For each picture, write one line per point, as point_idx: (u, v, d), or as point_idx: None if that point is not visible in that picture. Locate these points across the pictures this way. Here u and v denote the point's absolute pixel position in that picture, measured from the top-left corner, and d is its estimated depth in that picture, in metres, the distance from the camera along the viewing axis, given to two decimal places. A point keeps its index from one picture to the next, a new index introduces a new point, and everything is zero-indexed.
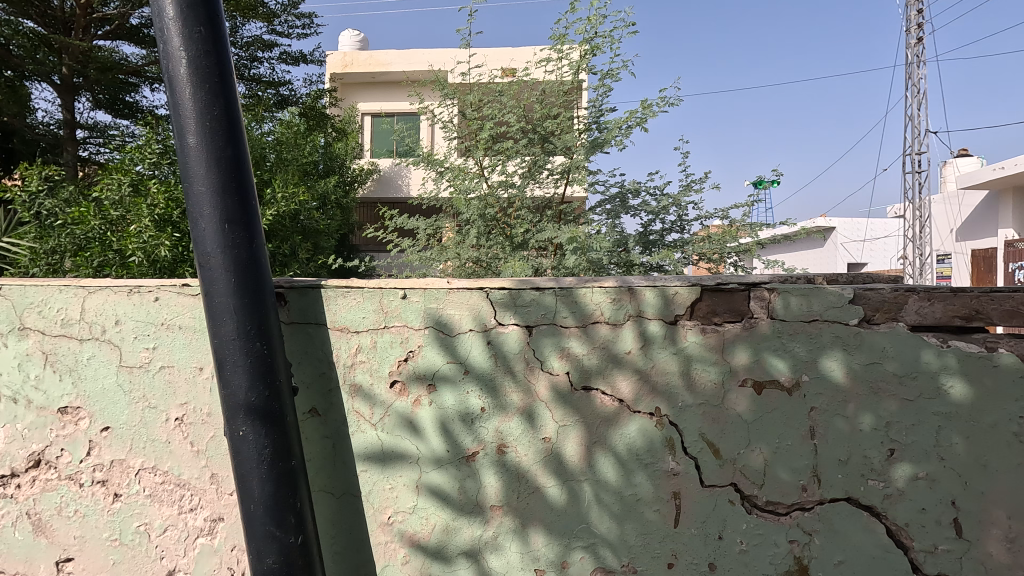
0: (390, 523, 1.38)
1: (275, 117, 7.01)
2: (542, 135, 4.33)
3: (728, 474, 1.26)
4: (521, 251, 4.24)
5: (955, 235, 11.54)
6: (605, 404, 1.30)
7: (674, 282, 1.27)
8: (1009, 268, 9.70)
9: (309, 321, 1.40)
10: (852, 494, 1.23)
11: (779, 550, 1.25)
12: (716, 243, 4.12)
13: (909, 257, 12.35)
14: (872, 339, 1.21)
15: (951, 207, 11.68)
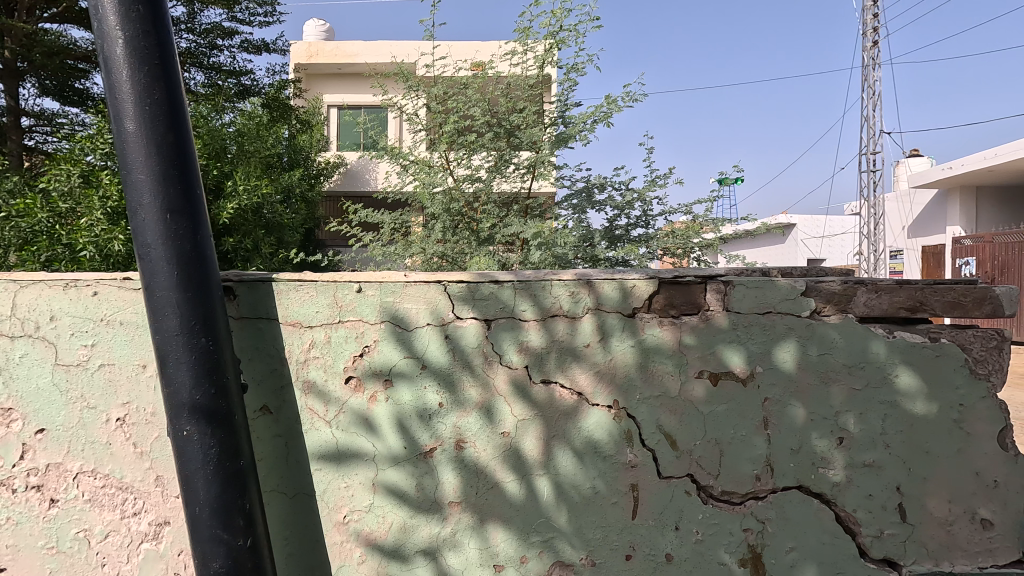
0: (345, 523, 1.34)
1: (236, 107, 6.78)
2: (508, 129, 4.31)
3: (685, 465, 1.27)
4: (488, 245, 4.25)
5: (906, 231, 12.06)
6: (563, 398, 1.29)
7: (633, 274, 1.28)
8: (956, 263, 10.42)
9: (260, 316, 1.35)
10: (803, 482, 1.25)
11: (734, 539, 1.26)
12: (681, 238, 4.19)
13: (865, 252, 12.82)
14: (823, 330, 1.24)
15: (903, 205, 12.18)
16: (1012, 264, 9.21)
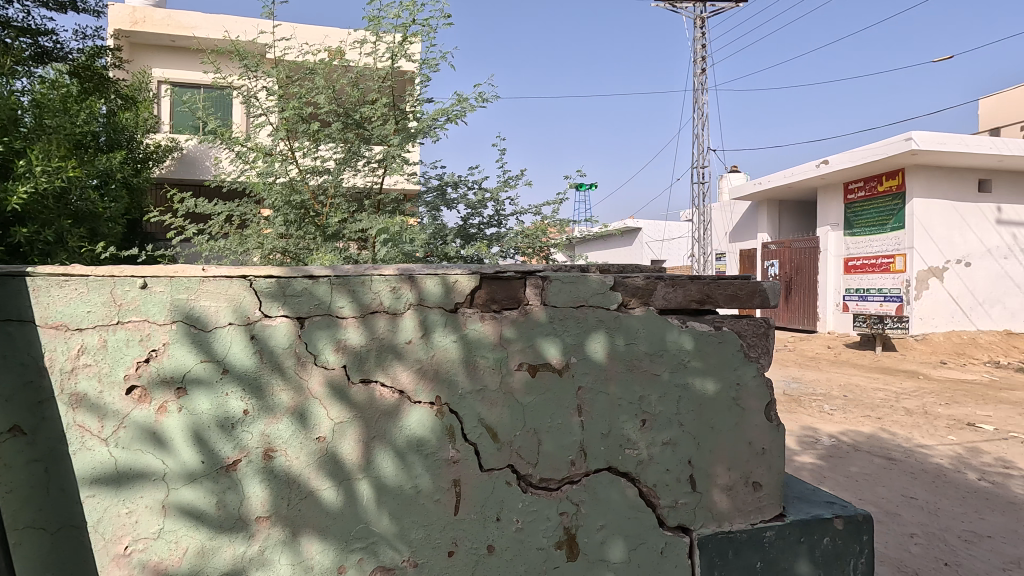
0: (127, 555, 1.16)
1: (32, 73, 5.67)
2: (357, 121, 4.15)
3: (505, 456, 1.30)
4: (334, 242, 3.95)
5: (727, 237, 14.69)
6: (384, 397, 1.25)
7: (455, 269, 1.28)
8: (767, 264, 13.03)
9: (10, 318, 1.12)
10: (612, 463, 1.35)
11: (551, 523, 1.32)
12: (532, 238, 4.36)
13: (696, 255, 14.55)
14: (628, 322, 1.34)
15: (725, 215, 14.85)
16: (804, 265, 12.25)
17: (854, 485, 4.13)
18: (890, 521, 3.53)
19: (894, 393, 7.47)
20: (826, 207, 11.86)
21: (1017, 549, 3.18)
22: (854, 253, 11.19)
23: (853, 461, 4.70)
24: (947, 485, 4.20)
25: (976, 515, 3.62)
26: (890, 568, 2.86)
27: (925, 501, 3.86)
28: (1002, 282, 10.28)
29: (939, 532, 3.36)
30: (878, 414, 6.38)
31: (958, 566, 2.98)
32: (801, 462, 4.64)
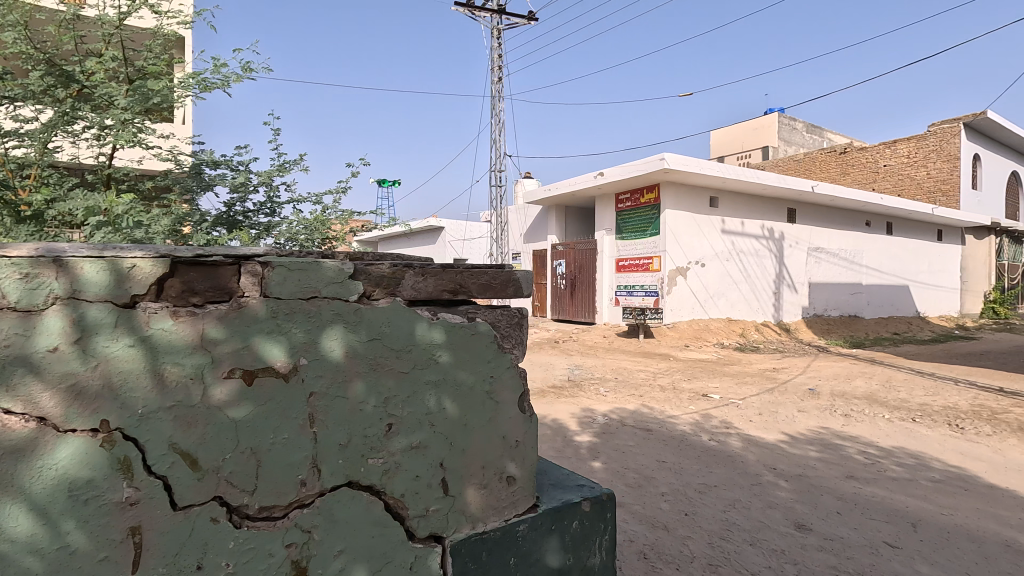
0: None
1: None
2: (67, 75, 3.33)
3: (210, 487, 1.03)
4: (36, 226, 3.13)
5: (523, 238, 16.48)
6: (12, 428, 0.90)
7: (131, 250, 0.99)
8: (556, 263, 14.91)
9: None
10: (353, 478, 1.18)
11: (275, 559, 1.10)
12: (311, 231, 4.00)
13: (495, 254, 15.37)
14: (372, 314, 1.19)
15: (521, 218, 16.60)
16: (585, 263, 13.91)
17: (621, 456, 4.65)
18: (647, 484, 4.02)
19: (653, 373, 8.76)
20: (601, 213, 13.55)
21: (734, 493, 3.88)
22: (624, 254, 12.99)
23: (621, 434, 5.31)
24: (688, 447, 4.99)
25: (707, 470, 4.35)
26: (644, 524, 3.34)
27: (673, 463, 4.52)
28: (724, 279, 13.10)
29: (682, 488, 3.95)
30: (640, 392, 7.37)
31: (695, 514, 3.51)
32: (579, 441, 5.06)
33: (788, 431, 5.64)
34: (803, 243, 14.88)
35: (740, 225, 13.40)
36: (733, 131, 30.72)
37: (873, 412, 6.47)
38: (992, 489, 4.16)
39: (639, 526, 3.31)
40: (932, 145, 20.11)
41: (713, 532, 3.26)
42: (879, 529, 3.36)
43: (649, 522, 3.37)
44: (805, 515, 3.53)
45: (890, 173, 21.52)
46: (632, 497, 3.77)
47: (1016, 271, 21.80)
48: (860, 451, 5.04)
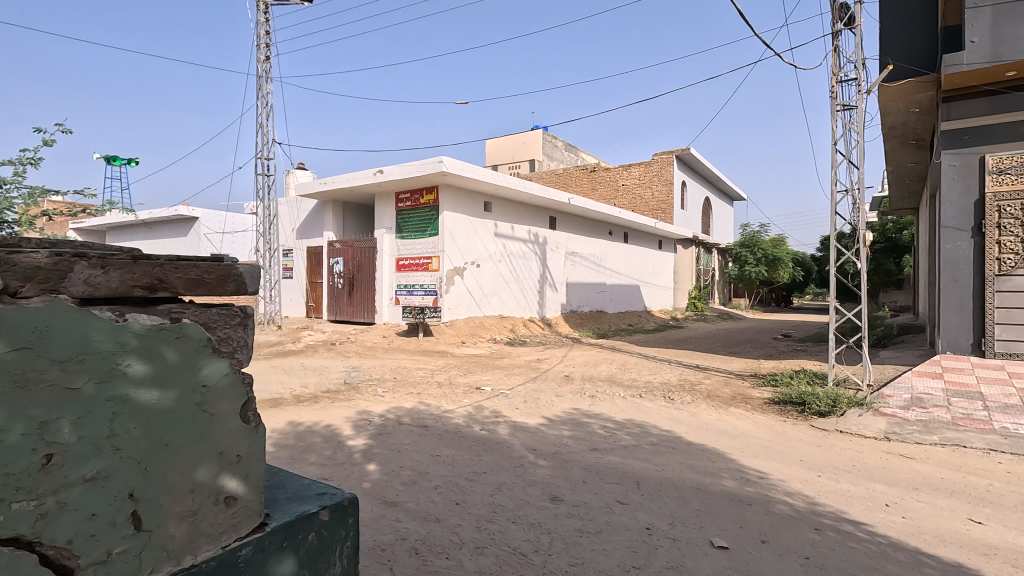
0: None
1: None
2: None
3: None
4: None
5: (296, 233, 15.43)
6: None
7: None
8: (332, 261, 14.26)
9: None
10: None
11: None
12: None
13: (263, 250, 14.00)
14: (20, 317, 1.00)
15: (293, 211, 15.47)
16: (364, 263, 13.57)
17: (396, 455, 4.59)
18: (420, 479, 4.04)
19: (431, 370, 8.91)
20: (381, 211, 13.35)
21: (500, 476, 4.15)
22: (404, 253, 13.01)
23: (397, 433, 5.26)
24: (461, 438, 5.18)
25: (477, 458, 4.58)
26: (418, 520, 3.34)
27: (446, 455, 4.64)
28: (497, 279, 14.06)
29: (454, 478, 4.07)
30: (418, 390, 7.41)
31: (465, 502, 3.65)
32: (353, 445, 4.86)
33: (548, 414, 6.28)
34: (562, 247, 16.83)
35: (511, 229, 14.55)
36: (505, 142, 33.17)
37: (612, 392, 7.62)
38: (690, 445, 5.25)
39: (412, 522, 3.30)
40: (655, 171, 24.66)
41: (480, 516, 3.43)
42: (614, 490, 3.95)
43: (421, 517, 3.39)
44: (559, 487, 3.97)
45: (627, 191, 25.75)
46: (406, 494, 3.75)
47: (708, 275, 28.10)
48: (602, 426, 5.88)
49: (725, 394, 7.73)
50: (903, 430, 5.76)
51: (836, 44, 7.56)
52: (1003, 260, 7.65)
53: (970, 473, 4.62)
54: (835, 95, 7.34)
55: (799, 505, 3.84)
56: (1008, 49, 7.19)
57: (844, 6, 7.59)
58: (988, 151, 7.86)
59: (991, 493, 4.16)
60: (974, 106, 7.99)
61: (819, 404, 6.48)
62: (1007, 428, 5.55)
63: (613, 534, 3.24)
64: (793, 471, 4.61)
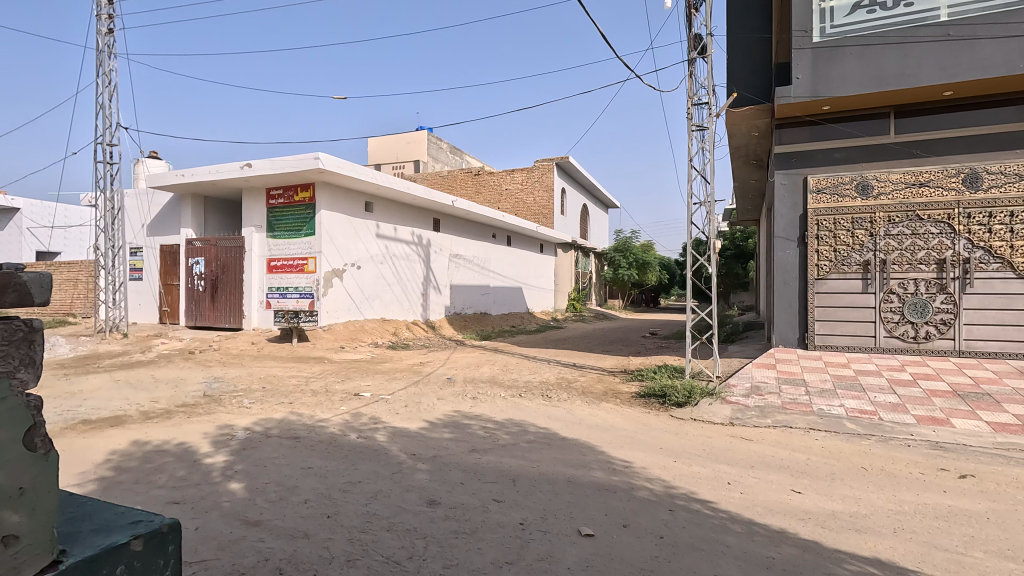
0: None
1: None
2: None
3: None
4: None
5: (146, 229, 13.79)
6: None
7: None
8: (190, 262, 12.95)
9: None
10: None
11: None
12: None
13: (104, 248, 12.33)
14: None
15: (142, 204, 13.82)
16: (229, 263, 12.50)
17: (261, 471, 4.27)
18: (288, 494, 3.81)
19: (305, 378, 8.42)
20: (250, 208, 12.39)
21: (376, 484, 4.05)
22: (276, 254, 12.18)
23: (264, 447, 4.90)
24: (336, 448, 4.96)
25: (352, 467, 4.42)
26: (284, 539, 3.14)
27: (319, 467, 4.42)
28: (378, 281, 13.68)
29: (325, 491, 3.89)
30: (289, 400, 6.97)
31: (337, 514, 3.51)
32: (212, 463, 4.45)
33: (428, 418, 6.23)
34: (446, 249, 16.81)
35: (394, 230, 14.25)
36: (388, 141, 32.35)
37: (493, 393, 7.75)
38: (564, 440, 5.51)
39: (277, 541, 3.11)
40: (536, 177, 25.53)
41: (353, 527, 3.31)
42: (490, 490, 4.03)
43: (288, 534, 3.20)
44: (436, 491, 3.96)
45: (510, 196, 26.38)
46: (271, 511, 3.51)
47: (585, 278, 29.67)
48: (482, 426, 5.97)
49: (598, 390, 8.22)
50: (744, 416, 6.53)
51: (691, 70, 8.38)
52: (820, 266, 8.99)
53: (793, 449, 5.36)
54: (691, 116, 8.14)
55: (658, 489, 4.20)
56: (823, 87, 8.47)
57: (698, 37, 8.45)
58: (809, 173, 9.18)
59: (809, 466, 4.87)
60: (799, 133, 9.29)
61: (677, 395, 7.12)
62: (822, 409, 6.52)
63: (488, 532, 3.31)
64: (653, 458, 5.03)
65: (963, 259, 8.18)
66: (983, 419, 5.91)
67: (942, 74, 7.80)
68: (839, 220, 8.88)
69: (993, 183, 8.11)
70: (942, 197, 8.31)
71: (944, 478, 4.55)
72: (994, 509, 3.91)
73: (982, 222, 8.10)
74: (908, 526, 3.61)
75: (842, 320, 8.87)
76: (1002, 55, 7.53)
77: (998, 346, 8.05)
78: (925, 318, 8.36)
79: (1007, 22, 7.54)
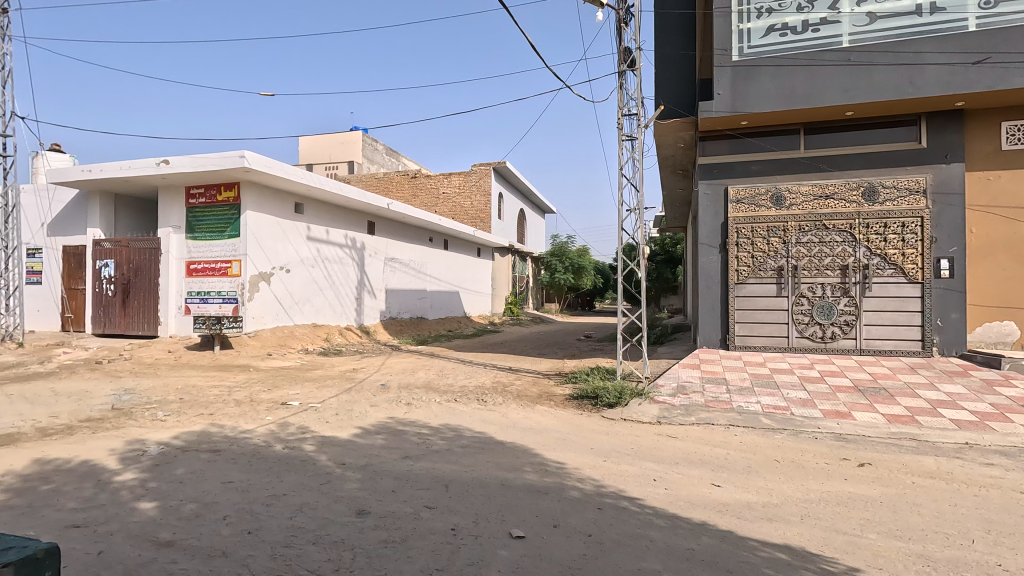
0: None
1: None
2: None
3: None
4: None
5: (46, 228, 12.64)
6: None
7: None
8: (97, 264, 11.98)
9: None
10: None
11: None
12: None
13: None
14: None
15: (42, 202, 12.67)
16: (142, 266, 11.66)
17: (175, 488, 4.02)
18: (206, 512, 3.61)
19: (228, 387, 7.99)
20: (167, 207, 11.63)
21: (302, 497, 3.91)
22: (196, 257, 11.51)
23: (180, 463, 4.61)
24: (260, 460, 4.75)
25: (277, 480, 4.25)
26: (198, 559, 2.97)
27: (240, 481, 4.21)
28: (309, 285, 13.21)
29: (247, 506, 3.71)
30: (210, 411, 6.59)
31: (259, 529, 3.36)
32: (119, 481, 4.14)
33: (360, 426, 6.09)
34: (381, 253, 16.48)
35: (326, 233, 13.82)
36: (321, 140, 31.35)
37: (429, 399, 7.68)
38: (498, 444, 5.54)
39: (191, 562, 2.94)
40: (473, 181, 25.55)
41: (276, 543, 3.19)
42: (422, 497, 3.99)
43: (204, 553, 3.04)
44: (366, 500, 3.88)
45: (447, 200, 26.24)
46: (186, 531, 3.31)
47: (523, 282, 29.93)
48: (416, 433, 5.90)
49: (533, 393, 8.32)
50: (671, 414, 6.83)
51: (621, 82, 8.69)
52: (739, 271, 9.56)
53: (715, 445, 5.66)
54: (621, 127, 8.43)
55: (587, 489, 4.31)
56: (742, 103, 9.02)
57: (628, 50, 8.77)
58: (729, 184, 9.74)
59: (728, 460, 5.16)
60: (720, 146, 9.84)
61: (609, 396, 7.33)
62: (741, 406, 6.93)
63: (419, 540, 3.28)
64: (584, 459, 5.16)
65: (862, 265, 8.96)
66: (879, 411, 6.49)
67: (845, 95, 8.51)
68: (755, 228, 9.48)
69: (888, 197, 8.92)
70: (844, 209, 9.06)
71: (846, 467, 4.95)
72: (887, 493, 4.31)
73: (878, 231, 8.90)
74: (814, 513, 3.91)
75: (759, 322, 9.47)
76: (894, 81, 8.31)
77: (892, 344, 8.86)
78: (831, 320, 9.08)
79: (898, 51, 8.33)
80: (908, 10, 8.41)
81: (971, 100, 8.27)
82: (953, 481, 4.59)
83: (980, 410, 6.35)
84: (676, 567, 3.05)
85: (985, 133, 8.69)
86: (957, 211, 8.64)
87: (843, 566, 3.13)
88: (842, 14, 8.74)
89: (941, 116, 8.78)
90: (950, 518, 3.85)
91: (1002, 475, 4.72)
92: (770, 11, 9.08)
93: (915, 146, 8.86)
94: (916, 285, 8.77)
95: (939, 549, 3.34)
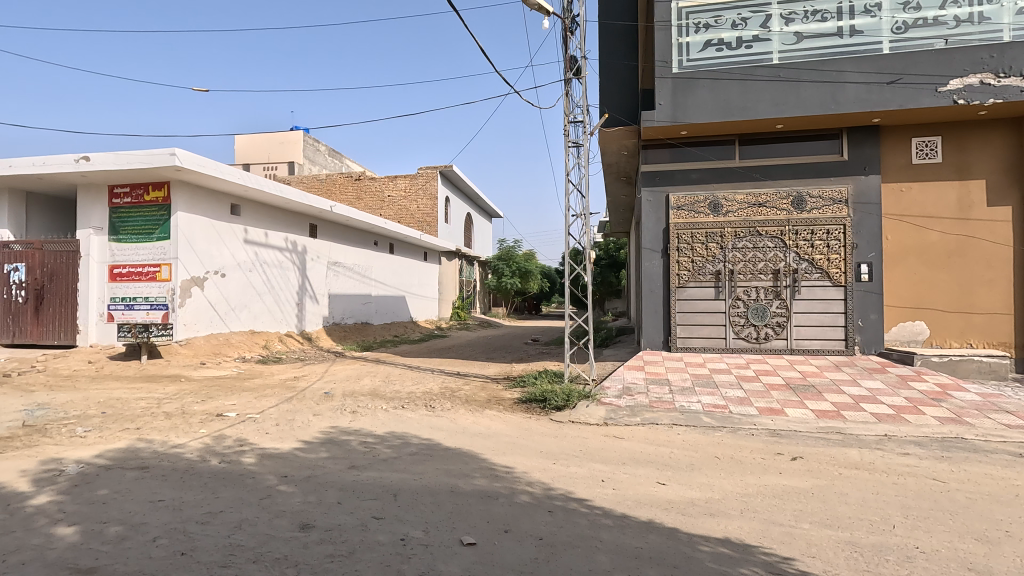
0: None
1: None
2: None
3: None
4: None
5: None
6: None
7: None
8: (4, 268, 10.97)
9: None
10: None
11: None
12: None
13: None
14: None
15: None
16: (58, 270, 10.79)
17: (97, 511, 3.70)
18: (132, 534, 3.35)
19: (156, 400, 7.47)
20: (87, 207, 10.82)
21: (240, 513, 3.70)
22: (120, 260, 10.77)
23: (102, 483, 4.26)
24: (193, 477, 4.46)
25: (212, 497, 4.01)
26: None
27: (171, 500, 3.94)
28: (246, 290, 12.62)
29: (179, 525, 3.48)
30: (136, 425, 6.15)
31: (193, 550, 3.16)
32: (32, 505, 3.78)
33: (302, 437, 5.85)
34: (323, 257, 15.99)
35: (264, 236, 13.27)
36: (258, 140, 30.24)
37: (374, 406, 7.48)
38: (447, 451, 5.46)
39: None
40: (420, 184, 25.29)
41: (211, 563, 3.00)
42: (369, 507, 3.87)
43: None
44: (311, 514, 3.72)
45: (392, 203, 25.83)
46: (110, 555, 3.06)
47: (469, 286, 29.76)
48: (361, 442, 5.72)
49: (482, 398, 8.27)
50: (617, 415, 6.98)
51: (568, 89, 8.84)
52: (680, 275, 9.90)
53: (659, 444, 5.82)
54: (567, 133, 8.55)
55: (537, 493, 4.31)
56: (682, 114, 9.35)
57: (574, 59, 8.93)
58: (670, 191, 10.07)
59: (671, 459, 5.31)
60: (662, 154, 10.16)
61: (557, 399, 7.39)
62: (682, 406, 7.15)
63: (366, 553, 3.17)
64: (534, 462, 5.16)
65: (792, 270, 9.48)
66: (809, 407, 6.86)
67: (776, 109, 9.00)
68: (695, 235, 9.85)
69: (814, 206, 9.48)
70: (776, 217, 9.56)
71: (780, 462, 5.21)
72: (816, 485, 4.56)
73: (806, 237, 9.45)
74: (751, 507, 4.08)
75: (698, 324, 9.83)
76: (819, 96, 8.87)
77: (819, 343, 9.41)
78: (764, 321, 9.56)
79: (823, 69, 8.90)
80: (831, 32, 9.03)
81: (886, 117, 8.94)
82: (874, 470, 4.92)
83: (896, 403, 6.85)
84: (625, 565, 3.10)
85: (899, 148, 9.41)
86: (874, 219, 9.30)
87: (780, 556, 3.28)
88: (773, 32, 9.26)
89: (860, 131, 9.44)
90: (872, 505, 4.12)
91: (916, 464, 5.10)
92: (708, 27, 9.49)
93: (837, 158, 9.51)
94: (840, 288, 9.36)
95: (865, 536, 3.56)
